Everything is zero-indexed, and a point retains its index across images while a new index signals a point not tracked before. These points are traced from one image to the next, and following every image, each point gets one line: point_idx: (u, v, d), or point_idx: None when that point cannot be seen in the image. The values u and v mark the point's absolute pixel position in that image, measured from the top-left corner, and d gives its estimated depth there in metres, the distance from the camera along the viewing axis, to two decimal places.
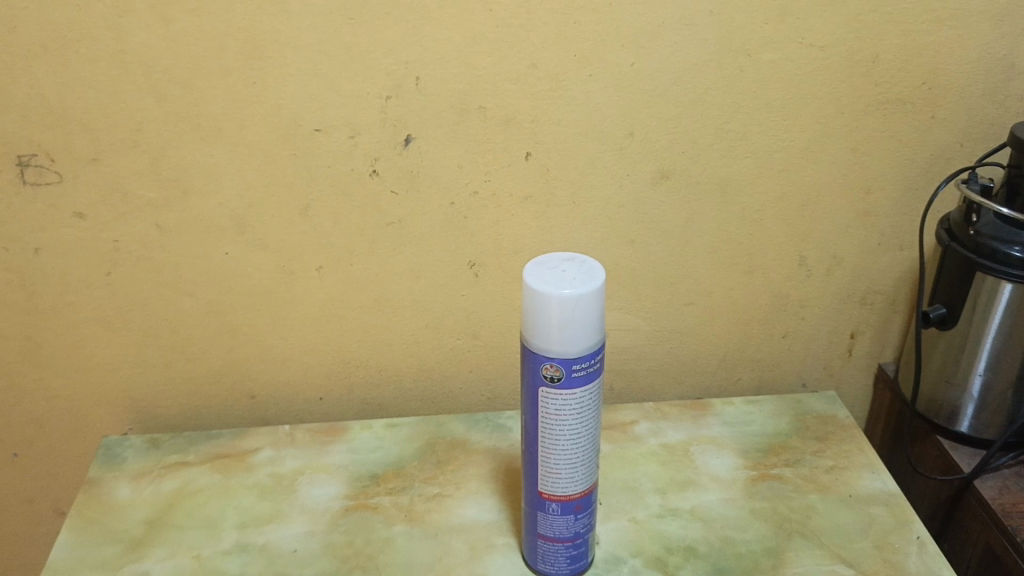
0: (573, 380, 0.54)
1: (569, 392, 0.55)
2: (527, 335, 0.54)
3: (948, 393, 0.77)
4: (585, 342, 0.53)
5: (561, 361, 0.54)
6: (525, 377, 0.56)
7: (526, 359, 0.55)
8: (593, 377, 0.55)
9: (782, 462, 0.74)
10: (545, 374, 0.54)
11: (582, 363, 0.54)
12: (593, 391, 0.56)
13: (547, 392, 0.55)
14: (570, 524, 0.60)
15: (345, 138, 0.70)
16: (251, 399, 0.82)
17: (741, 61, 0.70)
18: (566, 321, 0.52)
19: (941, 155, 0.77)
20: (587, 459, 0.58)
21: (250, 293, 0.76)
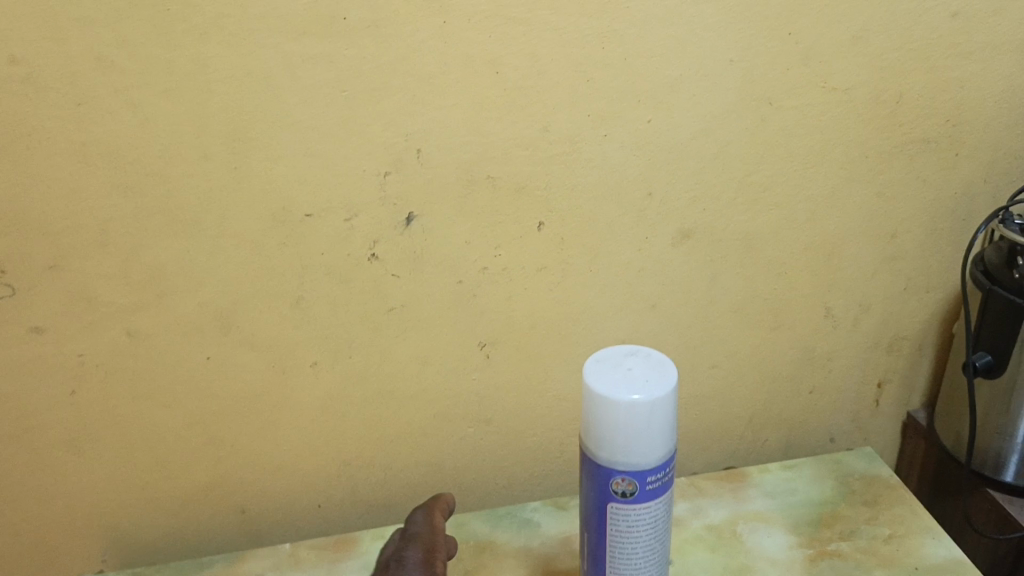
0: (646, 493, 0.49)
1: (642, 505, 0.49)
2: (592, 447, 0.49)
3: (996, 443, 0.73)
4: (659, 451, 0.48)
5: (634, 474, 0.48)
6: (590, 490, 0.50)
7: (591, 471, 0.50)
8: (666, 485, 0.50)
9: (837, 535, 0.69)
10: (615, 489, 0.49)
11: (655, 473, 0.48)
12: (666, 501, 0.51)
13: (617, 507, 0.49)
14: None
15: (339, 222, 0.62)
16: (243, 513, 0.73)
17: (764, 109, 0.65)
18: (638, 430, 0.47)
19: (966, 193, 0.73)
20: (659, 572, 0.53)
21: (238, 398, 0.68)
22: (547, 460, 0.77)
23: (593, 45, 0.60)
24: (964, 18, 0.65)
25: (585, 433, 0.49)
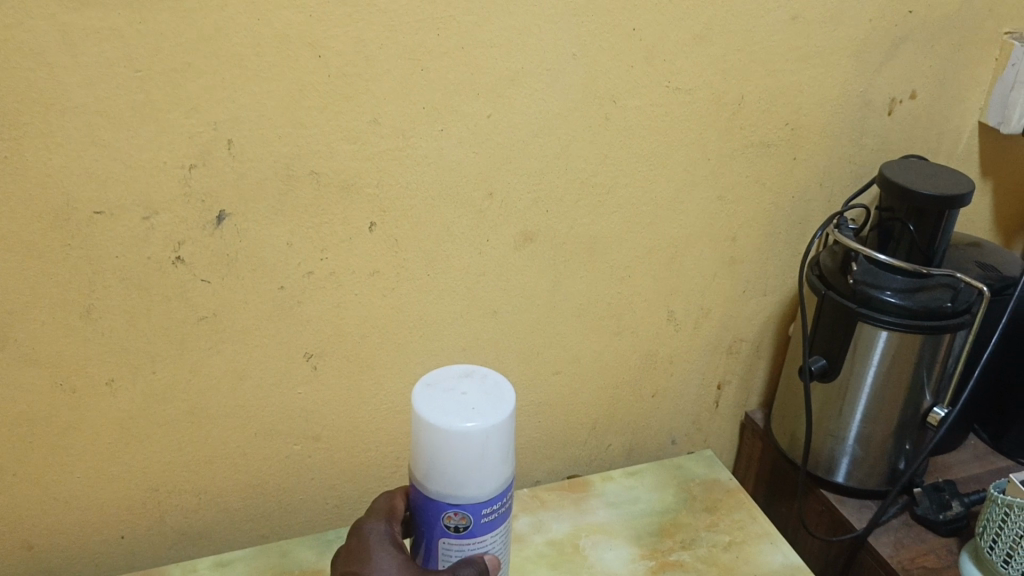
0: (482, 527, 0.45)
1: (475, 540, 0.45)
2: (422, 478, 0.44)
3: (828, 445, 0.73)
4: (495, 482, 0.44)
5: (468, 508, 0.44)
6: (420, 525, 0.46)
7: (421, 504, 0.45)
8: (503, 517, 0.46)
9: (678, 545, 0.68)
10: (447, 524, 0.45)
11: (492, 505, 0.44)
12: (502, 533, 0.47)
13: (449, 542, 0.45)
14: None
15: (136, 220, 0.54)
16: (29, 551, 0.64)
17: (607, 107, 0.62)
18: (473, 462, 0.42)
19: (803, 196, 0.73)
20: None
21: (18, 422, 0.59)
22: (380, 477, 0.72)
23: (426, 31, 0.54)
24: (803, 21, 0.65)
25: (415, 463, 0.44)
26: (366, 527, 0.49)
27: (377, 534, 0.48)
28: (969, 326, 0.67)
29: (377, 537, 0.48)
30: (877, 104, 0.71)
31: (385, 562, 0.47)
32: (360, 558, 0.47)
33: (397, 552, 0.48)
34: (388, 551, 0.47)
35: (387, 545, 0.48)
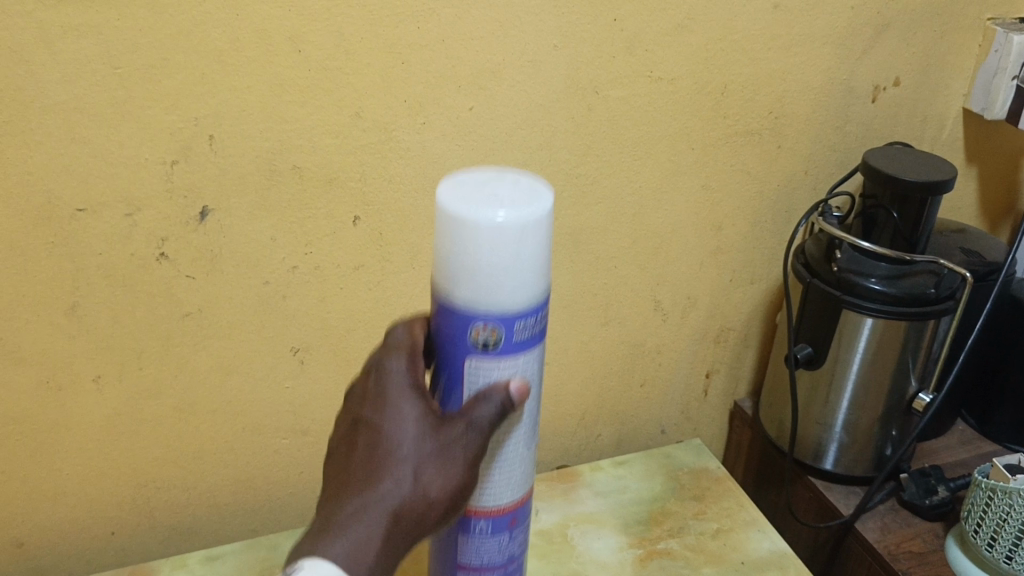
0: (512, 349, 0.39)
1: (503, 367, 0.40)
2: (448, 286, 0.38)
3: (815, 432, 0.74)
4: (530, 294, 0.38)
5: (500, 319, 0.38)
6: (444, 343, 0.40)
7: (446, 316, 0.39)
8: (538, 345, 0.40)
9: (666, 533, 0.68)
10: (476, 338, 0.39)
11: (524, 326, 0.39)
12: (537, 363, 0.41)
13: (479, 361, 0.39)
14: (517, 541, 0.46)
15: (119, 217, 0.54)
16: (18, 548, 0.64)
17: (590, 98, 0.62)
18: (504, 270, 0.36)
19: (788, 185, 0.74)
20: (529, 453, 0.44)
21: (5, 420, 0.59)
22: None
23: (406, 24, 0.54)
24: (784, 9, 0.65)
25: (443, 267, 0.38)
26: (382, 366, 0.42)
27: (396, 373, 0.41)
28: (953, 313, 0.67)
29: (395, 380, 0.41)
30: (860, 92, 0.71)
31: (407, 417, 0.40)
32: (377, 408, 0.41)
33: (419, 399, 0.41)
34: (412, 394, 0.41)
35: (411, 387, 0.41)
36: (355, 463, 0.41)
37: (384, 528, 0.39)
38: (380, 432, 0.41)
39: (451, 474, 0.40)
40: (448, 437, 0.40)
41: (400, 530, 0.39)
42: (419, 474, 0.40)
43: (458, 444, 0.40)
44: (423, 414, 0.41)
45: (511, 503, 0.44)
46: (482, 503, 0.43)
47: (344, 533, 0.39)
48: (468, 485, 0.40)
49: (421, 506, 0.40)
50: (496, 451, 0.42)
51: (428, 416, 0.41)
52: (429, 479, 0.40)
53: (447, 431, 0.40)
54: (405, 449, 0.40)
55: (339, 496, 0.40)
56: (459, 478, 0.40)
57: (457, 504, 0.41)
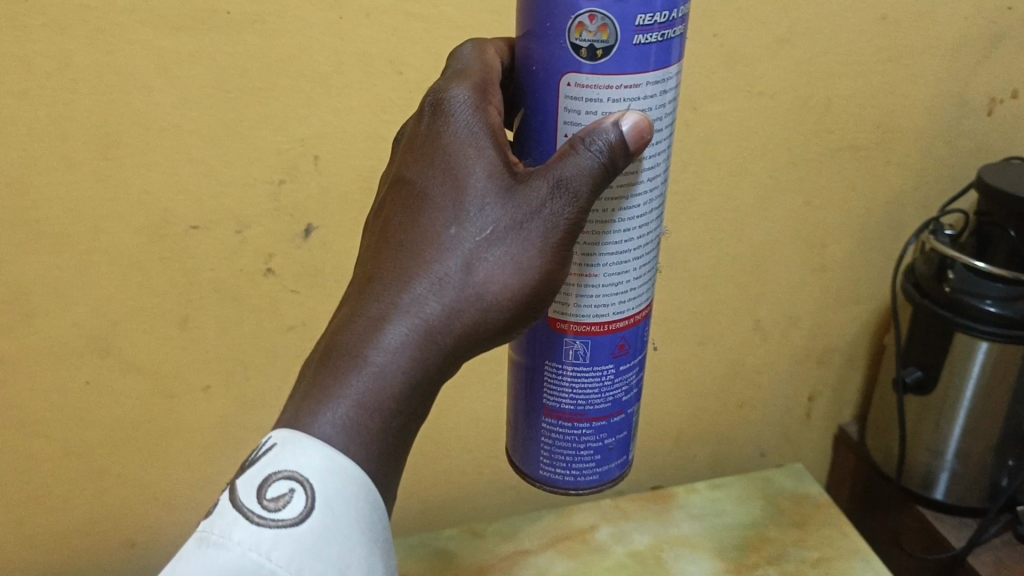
0: (633, 54, 0.33)
1: (625, 76, 0.33)
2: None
3: (925, 460, 0.71)
4: None
5: (613, 5, 0.31)
6: (537, 63, 0.34)
7: (544, 6, 0.33)
8: (672, 57, 0.34)
9: (764, 560, 0.66)
10: (581, 34, 0.32)
11: (657, 14, 0.32)
12: (670, 98, 0.35)
13: (583, 75, 0.33)
14: (619, 383, 0.40)
15: (229, 234, 0.57)
16: (132, 547, 0.68)
17: (688, 114, 0.61)
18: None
19: (897, 201, 0.71)
20: (648, 254, 0.38)
21: (121, 425, 0.62)
22: (462, 484, 0.73)
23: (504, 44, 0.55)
24: (892, 21, 0.62)
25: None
26: (444, 106, 0.35)
27: (458, 108, 0.34)
28: None
29: (456, 124, 0.34)
30: (975, 104, 0.68)
31: (472, 194, 0.33)
32: (430, 161, 0.34)
33: (490, 153, 0.34)
34: (486, 148, 0.34)
35: (481, 135, 0.34)
36: (395, 242, 0.34)
37: (422, 334, 0.33)
38: (432, 205, 0.34)
39: (528, 260, 0.33)
40: (525, 203, 0.33)
41: (445, 338, 0.33)
42: (478, 257, 0.33)
43: (539, 220, 0.33)
44: (495, 175, 0.33)
45: (618, 321, 0.39)
46: (585, 303, 0.38)
47: (385, 331, 0.32)
48: (549, 275, 0.34)
49: (480, 305, 0.33)
50: (610, 234, 0.36)
51: (506, 181, 0.33)
52: (494, 266, 0.33)
53: (524, 197, 0.33)
54: (472, 224, 0.33)
55: (371, 285, 0.33)
56: (532, 264, 0.33)
57: (530, 303, 0.34)
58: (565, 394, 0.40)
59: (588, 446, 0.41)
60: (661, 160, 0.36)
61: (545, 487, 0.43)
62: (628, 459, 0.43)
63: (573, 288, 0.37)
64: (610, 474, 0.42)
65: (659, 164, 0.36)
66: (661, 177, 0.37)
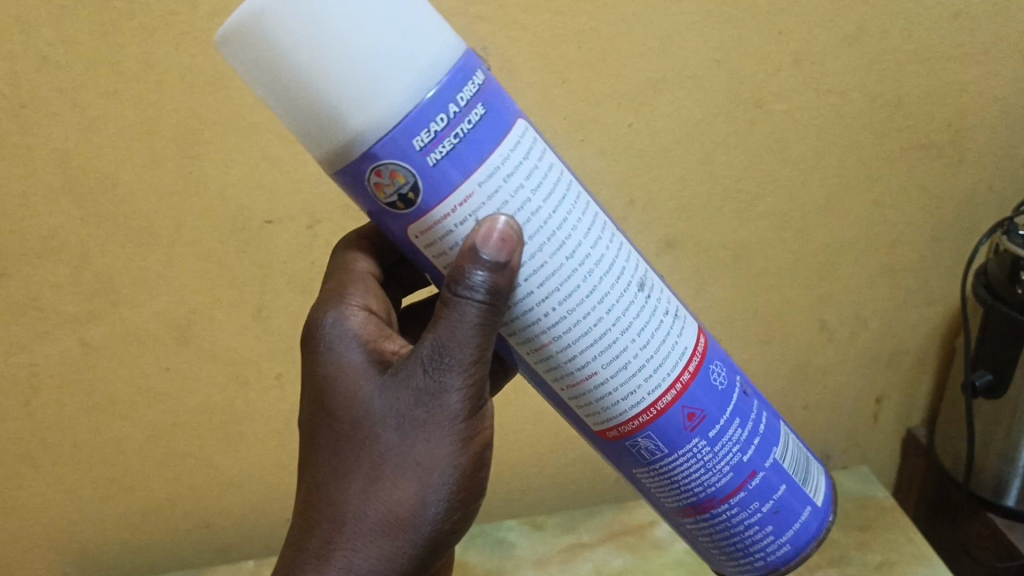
0: (443, 170, 0.32)
1: (450, 194, 0.33)
2: (317, 160, 0.32)
3: (996, 466, 0.71)
4: (399, 87, 0.30)
5: (391, 154, 0.31)
6: (389, 234, 0.35)
7: (357, 200, 0.34)
8: (494, 136, 0.33)
9: (826, 562, 0.67)
10: (394, 193, 0.33)
11: (433, 123, 0.31)
12: (532, 170, 0.34)
13: (424, 221, 0.33)
14: (726, 452, 0.41)
15: (302, 229, 0.59)
16: (208, 527, 0.72)
17: (753, 112, 0.61)
18: (341, 55, 0.29)
19: (970, 202, 0.69)
20: (638, 316, 0.37)
21: (199, 411, 0.65)
22: (525, 478, 0.74)
23: (569, 43, 0.55)
24: (966, 18, 0.61)
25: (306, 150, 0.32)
26: (313, 343, 0.40)
27: (319, 345, 0.40)
28: None
29: (323, 358, 0.39)
30: None
31: (346, 418, 0.37)
32: (312, 405, 0.39)
33: (359, 377, 0.38)
34: (355, 364, 0.38)
35: (347, 359, 0.39)
36: (309, 493, 0.37)
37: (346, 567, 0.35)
38: (324, 438, 0.38)
39: (425, 453, 0.36)
40: (399, 401, 0.36)
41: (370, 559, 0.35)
42: (371, 470, 0.36)
43: (415, 411, 0.36)
44: (366, 388, 0.37)
45: (665, 397, 0.39)
46: (616, 402, 0.38)
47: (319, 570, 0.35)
48: (451, 455, 0.36)
49: (390, 511, 0.36)
50: (578, 329, 0.36)
51: (379, 384, 0.37)
52: (387, 472, 0.36)
53: (393, 402, 0.36)
54: (356, 439, 0.36)
55: (295, 536, 0.37)
56: (426, 454, 0.36)
57: (442, 491, 0.36)
58: (688, 490, 0.42)
59: (748, 519, 0.42)
60: (579, 231, 0.35)
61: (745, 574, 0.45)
62: (805, 506, 0.43)
63: (594, 392, 0.38)
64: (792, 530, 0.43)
65: (577, 239, 0.35)
66: (593, 245, 0.36)
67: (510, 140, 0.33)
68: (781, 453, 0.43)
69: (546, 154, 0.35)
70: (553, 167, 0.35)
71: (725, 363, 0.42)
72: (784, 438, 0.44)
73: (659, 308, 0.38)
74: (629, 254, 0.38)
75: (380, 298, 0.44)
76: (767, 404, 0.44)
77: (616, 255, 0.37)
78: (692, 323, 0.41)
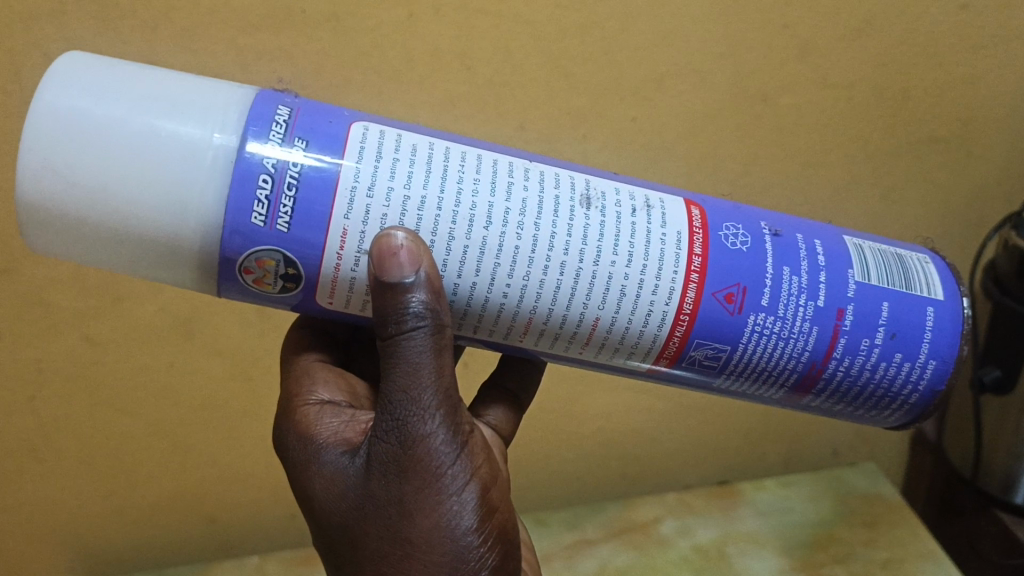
0: (303, 227, 0.33)
1: (326, 244, 0.34)
2: (199, 284, 0.35)
3: (1005, 463, 0.70)
4: (194, 174, 0.32)
5: (243, 241, 0.33)
6: (309, 309, 0.37)
7: (262, 297, 0.36)
8: (331, 163, 0.33)
9: (832, 559, 0.67)
10: (278, 275, 0.34)
11: (259, 191, 0.33)
12: (394, 165, 0.34)
13: (320, 286, 0.35)
14: (796, 312, 0.39)
15: None
16: (213, 522, 0.72)
17: (758, 106, 0.60)
18: (133, 187, 0.32)
19: (977, 194, 0.69)
20: (595, 220, 0.36)
21: (203, 406, 0.66)
22: (529, 474, 0.74)
23: (572, 36, 0.55)
24: (973, 10, 0.60)
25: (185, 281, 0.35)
26: (286, 453, 0.40)
27: (292, 451, 0.40)
28: None
29: (298, 460, 0.39)
30: None
31: (341, 512, 0.37)
32: (310, 515, 0.39)
33: (335, 470, 0.38)
34: (326, 458, 0.38)
35: (317, 463, 0.38)
36: None
37: None
38: (332, 536, 0.38)
39: (429, 513, 0.35)
40: (378, 478, 0.36)
41: None
42: (382, 555, 0.36)
43: (399, 481, 0.35)
44: (348, 480, 0.37)
45: (689, 293, 0.37)
46: (643, 327, 0.38)
47: None
48: (458, 500, 0.35)
49: None
50: (547, 287, 0.36)
51: (357, 469, 0.37)
52: (397, 551, 0.35)
53: (372, 483, 0.36)
54: (357, 530, 0.36)
55: None
56: (426, 521, 0.35)
57: (457, 543, 0.35)
58: (786, 371, 0.40)
59: (867, 358, 0.40)
60: (485, 193, 0.35)
61: (907, 414, 0.43)
62: (922, 305, 0.41)
63: (612, 332, 0.38)
64: (924, 339, 0.41)
65: (489, 202, 0.35)
66: (508, 197, 0.35)
67: (351, 152, 0.34)
68: (859, 271, 0.41)
69: (402, 137, 0.35)
70: (417, 148, 0.35)
71: (740, 219, 0.40)
72: (855, 256, 0.41)
73: (623, 210, 0.37)
74: (557, 179, 0.37)
75: (333, 386, 0.44)
76: (818, 233, 0.42)
77: (542, 191, 0.36)
78: (676, 200, 0.39)
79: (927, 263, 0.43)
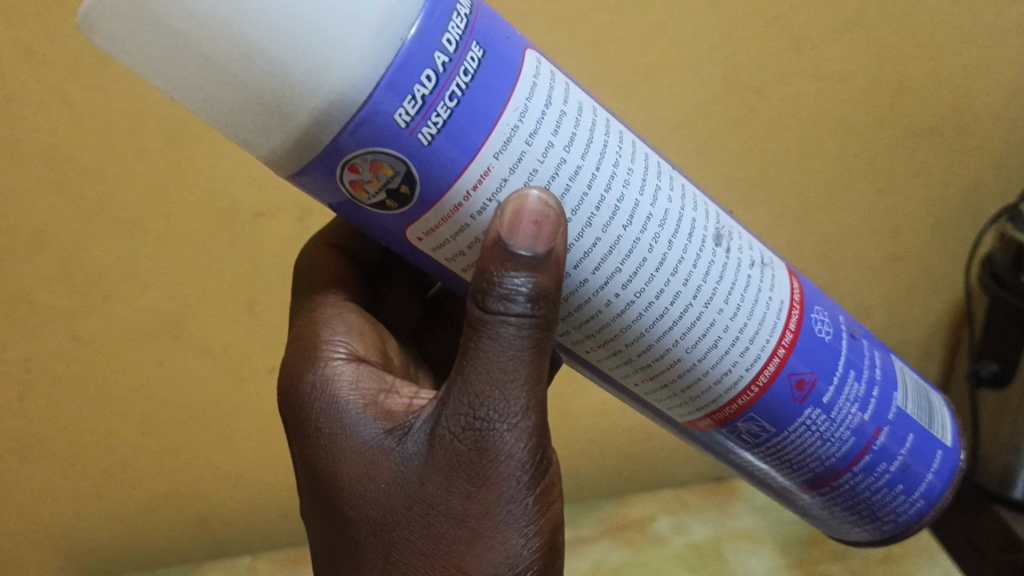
0: (439, 150, 0.28)
1: (463, 175, 0.29)
2: (277, 159, 0.28)
3: (1004, 457, 0.71)
4: (353, 34, 0.25)
5: (365, 144, 0.27)
6: (384, 233, 0.32)
7: (344, 196, 0.30)
8: (501, 91, 0.29)
9: (829, 556, 0.66)
10: (382, 185, 0.29)
11: (418, 86, 0.27)
12: (558, 118, 0.30)
13: (427, 212, 0.30)
14: (845, 417, 0.39)
15: (292, 220, 0.58)
16: (204, 522, 0.72)
17: (750, 99, 0.60)
18: (274, 21, 0.24)
19: (975, 187, 0.69)
20: (718, 259, 0.35)
21: (193, 406, 0.65)
22: None
23: (561, 31, 0.54)
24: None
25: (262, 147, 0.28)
26: (314, 409, 0.38)
27: (332, 410, 0.37)
28: None
29: (334, 427, 0.37)
30: None
31: (377, 500, 0.34)
32: (326, 489, 0.36)
33: (381, 449, 0.35)
34: (369, 434, 0.36)
35: (355, 439, 0.36)
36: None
37: None
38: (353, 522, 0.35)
39: (487, 539, 0.33)
40: (433, 473, 0.33)
41: None
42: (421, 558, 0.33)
43: (462, 493, 0.33)
44: (396, 466, 0.34)
45: (767, 368, 0.37)
46: (713, 384, 0.37)
47: None
48: (518, 533, 0.33)
49: None
50: (657, 308, 0.33)
51: (404, 456, 0.34)
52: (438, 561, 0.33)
53: (428, 481, 0.33)
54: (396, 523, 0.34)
55: None
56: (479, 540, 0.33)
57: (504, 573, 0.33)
58: (806, 467, 0.41)
59: (878, 479, 0.42)
60: (635, 188, 0.32)
61: (879, 532, 0.45)
62: (934, 448, 0.43)
63: (683, 378, 0.37)
64: (925, 479, 0.43)
65: (636, 201, 0.32)
66: (654, 203, 0.33)
67: (523, 84, 0.29)
68: (901, 398, 0.42)
69: (569, 89, 0.31)
70: (582, 109, 0.31)
71: (827, 308, 0.40)
72: (901, 383, 0.43)
73: (743, 261, 0.36)
74: (696, 203, 0.35)
75: (365, 343, 0.42)
76: (878, 348, 0.43)
77: (682, 207, 0.34)
78: (782, 267, 0.39)
79: (943, 411, 0.45)
